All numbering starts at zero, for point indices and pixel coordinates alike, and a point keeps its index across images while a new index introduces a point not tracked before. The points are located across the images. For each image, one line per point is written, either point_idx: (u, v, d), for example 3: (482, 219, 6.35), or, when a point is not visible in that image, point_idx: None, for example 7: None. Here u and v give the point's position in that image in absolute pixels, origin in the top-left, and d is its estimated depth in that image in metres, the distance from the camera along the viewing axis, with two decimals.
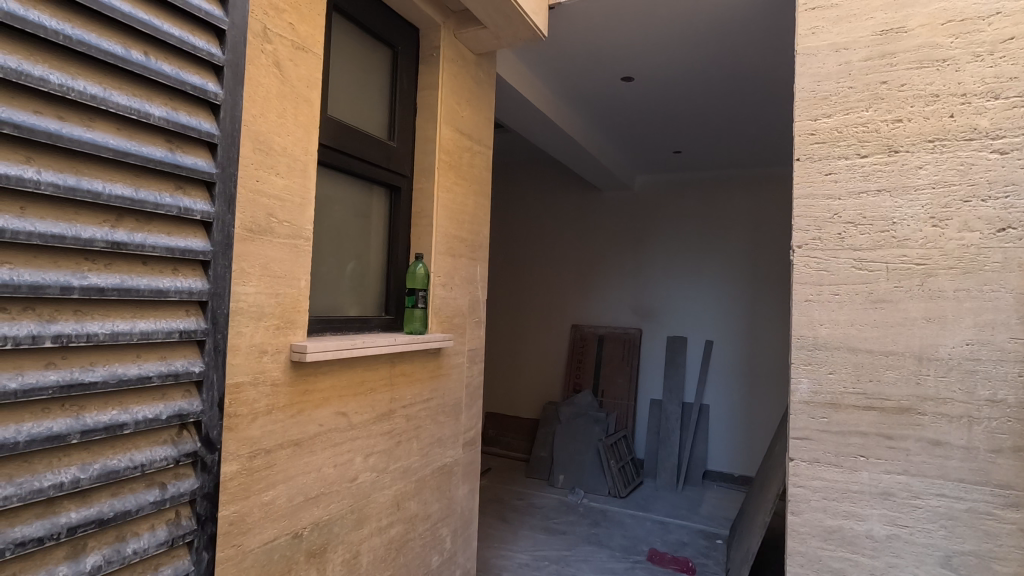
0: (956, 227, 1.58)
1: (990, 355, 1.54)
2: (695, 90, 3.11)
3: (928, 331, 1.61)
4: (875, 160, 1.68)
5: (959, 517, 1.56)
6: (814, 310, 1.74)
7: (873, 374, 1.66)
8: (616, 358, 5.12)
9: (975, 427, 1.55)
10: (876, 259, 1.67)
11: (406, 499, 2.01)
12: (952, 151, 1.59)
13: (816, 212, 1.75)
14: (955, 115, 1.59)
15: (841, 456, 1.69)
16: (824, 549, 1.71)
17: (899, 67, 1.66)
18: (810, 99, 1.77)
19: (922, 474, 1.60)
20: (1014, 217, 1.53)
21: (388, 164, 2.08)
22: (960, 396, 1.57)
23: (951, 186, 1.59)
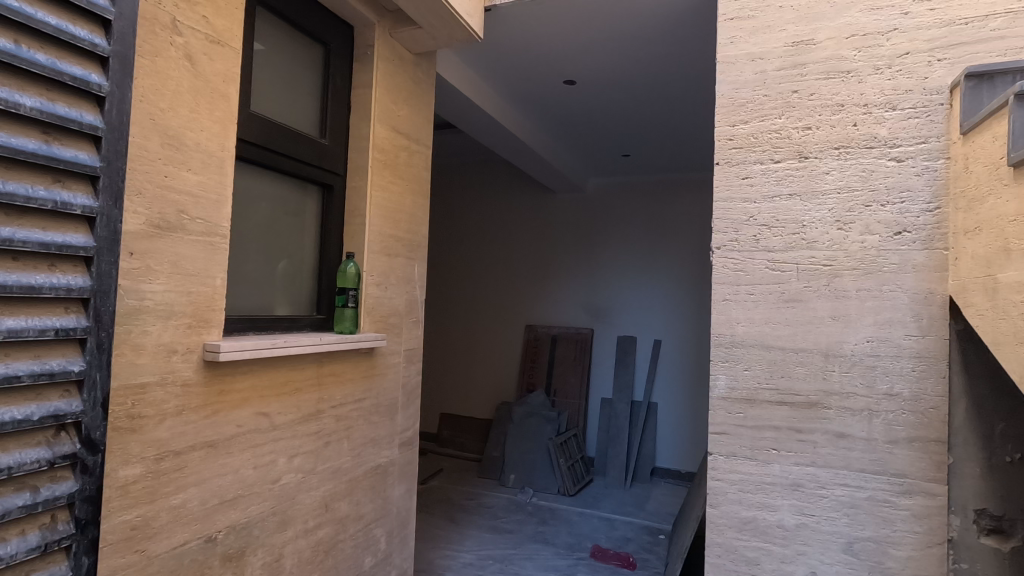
0: (859, 230, 1.67)
1: (888, 351, 1.64)
2: (636, 94, 3.18)
3: (834, 329, 1.69)
4: (787, 166, 1.75)
5: (860, 505, 1.65)
6: (731, 309, 1.80)
7: (785, 371, 1.74)
8: (569, 358, 5.18)
9: (875, 420, 1.64)
10: (788, 260, 1.74)
11: (335, 500, 1.99)
12: (855, 158, 1.68)
13: (734, 215, 1.81)
14: (858, 124, 1.68)
15: (756, 449, 1.76)
16: (739, 539, 1.77)
17: (809, 77, 1.74)
18: (729, 105, 1.84)
19: (828, 465, 1.68)
20: (909, 222, 1.62)
21: (319, 162, 2.05)
22: (862, 390, 1.66)
23: (855, 192, 1.68)
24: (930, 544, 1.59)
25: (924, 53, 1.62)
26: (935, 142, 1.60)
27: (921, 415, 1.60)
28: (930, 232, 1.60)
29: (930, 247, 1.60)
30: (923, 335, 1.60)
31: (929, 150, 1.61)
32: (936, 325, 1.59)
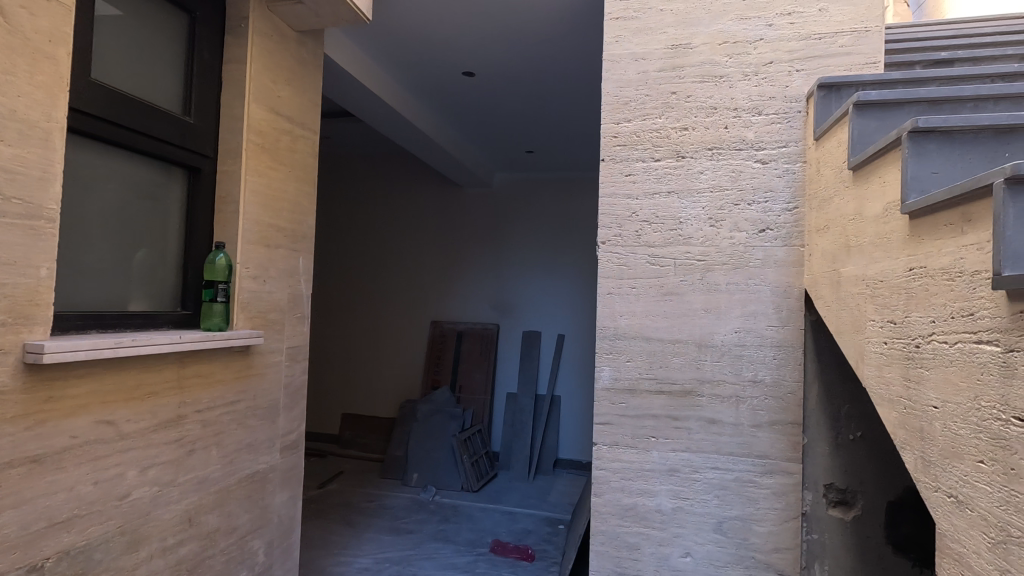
0: (729, 227, 1.77)
1: (753, 341, 1.75)
2: (536, 89, 3.20)
3: (706, 321, 1.78)
4: (666, 164, 1.82)
5: (729, 486, 1.75)
6: (614, 302, 1.85)
7: (663, 361, 1.81)
8: (475, 354, 5.16)
9: (742, 405, 1.75)
10: (667, 255, 1.81)
11: (202, 513, 1.82)
12: (725, 159, 1.78)
13: (617, 211, 1.86)
14: (729, 126, 1.78)
15: (637, 437, 1.82)
16: (621, 526, 1.83)
17: (686, 80, 1.82)
18: (614, 103, 1.88)
19: (701, 450, 1.77)
20: (772, 220, 1.74)
21: (183, 142, 1.86)
22: (731, 377, 1.76)
23: (725, 191, 1.77)
24: (787, 518, 1.72)
25: (785, 63, 1.74)
26: (793, 147, 1.73)
27: (780, 400, 1.73)
28: (789, 230, 1.72)
29: (789, 244, 1.72)
30: (783, 326, 1.73)
31: (789, 153, 1.73)
32: (794, 316, 1.72)
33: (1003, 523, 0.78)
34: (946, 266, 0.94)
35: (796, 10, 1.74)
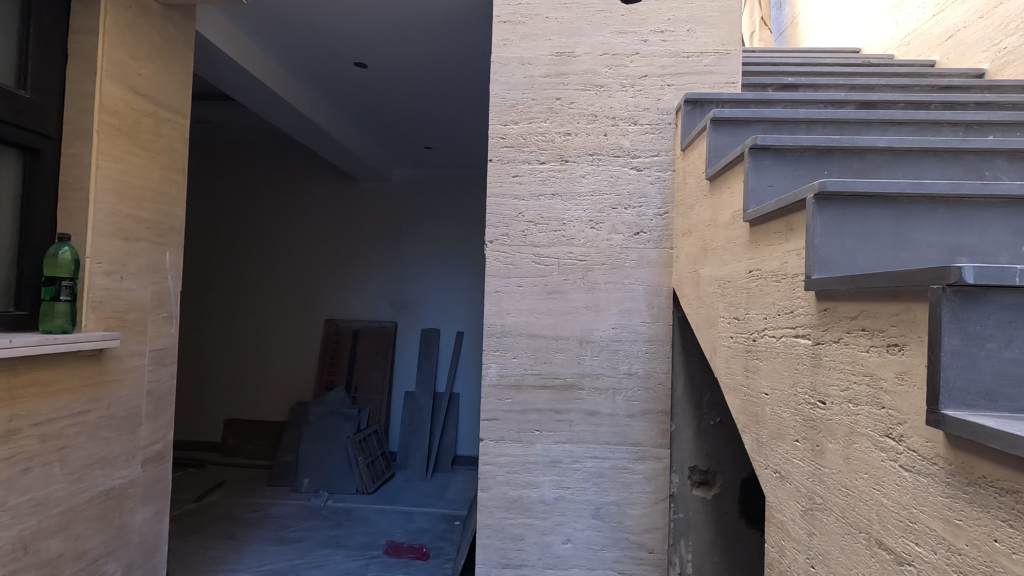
0: (607, 230, 1.87)
1: (628, 336, 1.86)
2: (431, 83, 3.17)
3: (586, 317, 1.87)
4: (551, 167, 1.89)
5: (606, 473, 1.86)
6: (501, 300, 1.90)
7: (547, 357, 1.88)
8: (371, 353, 5.02)
9: (618, 397, 1.86)
10: (551, 255, 1.88)
11: (41, 538, 1.62)
12: (605, 165, 1.88)
13: (504, 211, 1.90)
14: (608, 134, 1.88)
15: (522, 431, 1.88)
16: (506, 518, 1.88)
17: (569, 87, 1.89)
18: (501, 105, 1.91)
19: (581, 440, 1.87)
20: (645, 224, 1.86)
21: (18, 119, 1.63)
22: (608, 371, 1.87)
23: (604, 195, 1.88)
24: (657, 500, 1.85)
25: (657, 78, 1.87)
26: (664, 156, 1.86)
27: (651, 391, 1.86)
28: (660, 234, 1.86)
29: (660, 246, 1.86)
30: (654, 322, 1.86)
31: (661, 162, 1.86)
32: (663, 314, 1.85)
33: (811, 493, 0.90)
34: (774, 269, 1.07)
35: (668, 29, 1.87)
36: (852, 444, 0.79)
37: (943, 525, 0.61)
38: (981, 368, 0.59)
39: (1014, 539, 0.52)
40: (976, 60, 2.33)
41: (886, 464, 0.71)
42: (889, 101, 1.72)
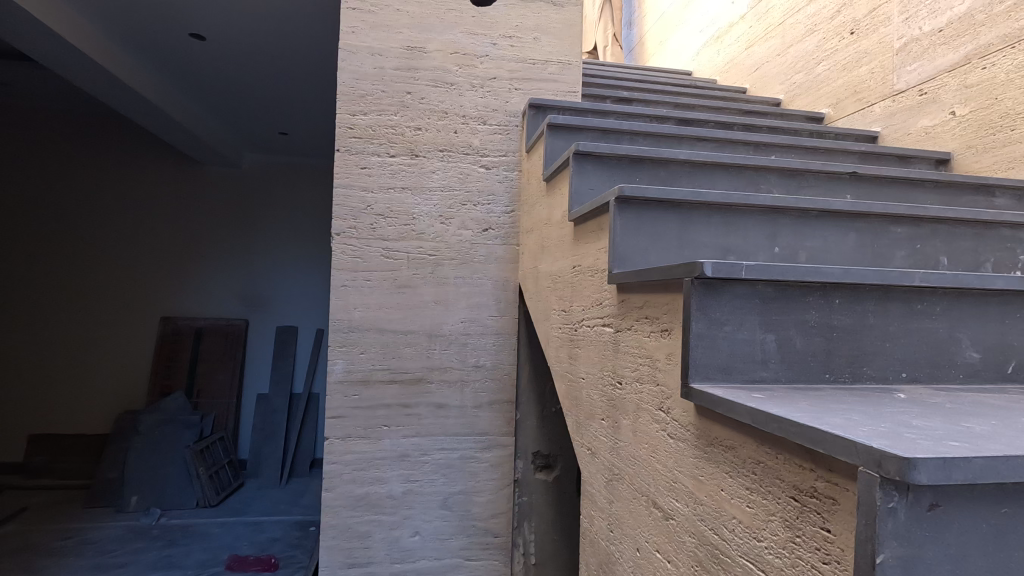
0: (457, 225, 1.91)
1: (476, 330, 1.92)
2: (281, 62, 2.98)
3: (436, 311, 1.90)
4: (401, 161, 1.88)
5: (454, 464, 1.91)
6: (348, 295, 1.85)
7: (396, 351, 1.87)
8: (217, 353, 4.60)
9: (466, 388, 1.92)
10: (400, 249, 1.88)
11: None
12: (454, 162, 1.91)
13: (352, 202, 1.85)
14: (458, 131, 1.92)
15: (369, 428, 1.86)
16: (352, 517, 1.85)
17: (420, 82, 1.90)
18: (349, 94, 1.86)
19: (429, 433, 1.89)
20: (493, 221, 1.93)
21: None
22: (456, 364, 1.91)
23: (454, 191, 1.91)
24: (502, 486, 1.94)
25: (505, 81, 1.94)
26: (511, 157, 1.94)
27: (498, 381, 1.93)
28: (507, 231, 1.94)
29: (507, 242, 1.94)
30: (501, 316, 1.93)
31: (508, 162, 1.94)
32: (510, 307, 1.94)
33: (612, 465, 1.00)
34: (590, 265, 1.17)
35: (516, 35, 1.95)
36: (639, 418, 0.89)
37: (692, 482, 0.72)
38: (719, 346, 0.71)
39: (733, 487, 0.63)
40: (775, 91, 2.74)
41: (659, 434, 0.82)
42: (702, 119, 1.96)
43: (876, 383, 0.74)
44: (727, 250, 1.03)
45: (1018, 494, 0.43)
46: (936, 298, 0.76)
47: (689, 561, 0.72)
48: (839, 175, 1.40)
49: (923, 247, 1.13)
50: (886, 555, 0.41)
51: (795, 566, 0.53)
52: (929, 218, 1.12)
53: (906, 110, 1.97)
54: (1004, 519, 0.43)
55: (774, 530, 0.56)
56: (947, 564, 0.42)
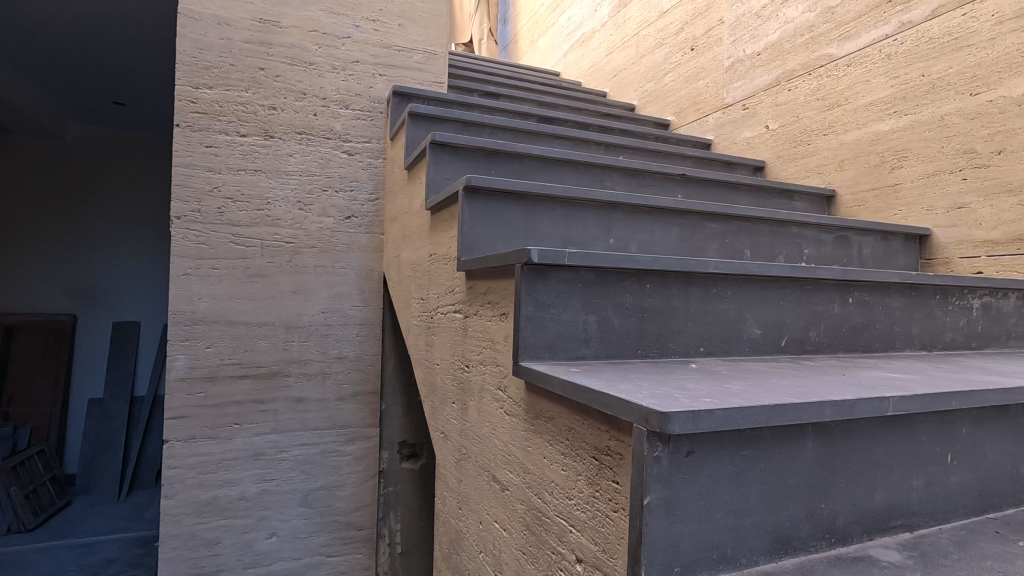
0: (316, 212, 1.84)
1: (338, 320, 1.87)
2: (110, 23, 2.64)
3: (294, 302, 1.81)
4: (252, 141, 1.76)
5: (314, 460, 1.85)
6: (192, 284, 1.70)
7: (248, 345, 1.76)
8: (34, 354, 3.95)
9: (327, 381, 1.86)
10: (253, 235, 1.76)
11: None
12: (314, 146, 1.83)
13: (196, 183, 1.70)
14: (317, 114, 1.83)
15: (217, 427, 1.73)
16: (198, 524, 1.73)
17: (274, 59, 1.78)
18: (190, 65, 1.69)
19: (287, 429, 1.81)
20: (356, 209, 1.88)
21: None
22: (317, 356, 1.84)
23: (313, 176, 1.83)
24: (367, 478, 1.91)
25: (369, 65, 1.89)
26: (376, 144, 1.90)
27: (361, 372, 1.90)
28: (371, 219, 1.90)
29: (371, 231, 1.90)
30: (365, 306, 1.90)
31: (372, 149, 1.90)
32: (374, 297, 1.91)
33: (461, 445, 1.04)
34: (444, 254, 1.20)
35: (379, 19, 1.90)
36: (482, 399, 0.94)
37: (523, 453, 0.78)
38: (546, 326, 0.77)
39: (553, 453, 0.69)
40: (630, 97, 2.97)
41: (498, 412, 0.87)
42: (561, 118, 2.08)
43: (679, 357, 0.85)
44: (568, 241, 1.12)
45: (754, 438, 0.52)
46: (728, 283, 0.88)
47: (519, 527, 0.78)
48: (672, 176, 1.57)
49: (732, 241, 1.30)
50: (652, 496, 0.48)
51: (594, 518, 0.59)
52: (737, 216, 1.29)
53: (732, 122, 2.25)
54: (744, 459, 0.52)
55: (581, 488, 0.62)
56: (700, 500, 0.50)
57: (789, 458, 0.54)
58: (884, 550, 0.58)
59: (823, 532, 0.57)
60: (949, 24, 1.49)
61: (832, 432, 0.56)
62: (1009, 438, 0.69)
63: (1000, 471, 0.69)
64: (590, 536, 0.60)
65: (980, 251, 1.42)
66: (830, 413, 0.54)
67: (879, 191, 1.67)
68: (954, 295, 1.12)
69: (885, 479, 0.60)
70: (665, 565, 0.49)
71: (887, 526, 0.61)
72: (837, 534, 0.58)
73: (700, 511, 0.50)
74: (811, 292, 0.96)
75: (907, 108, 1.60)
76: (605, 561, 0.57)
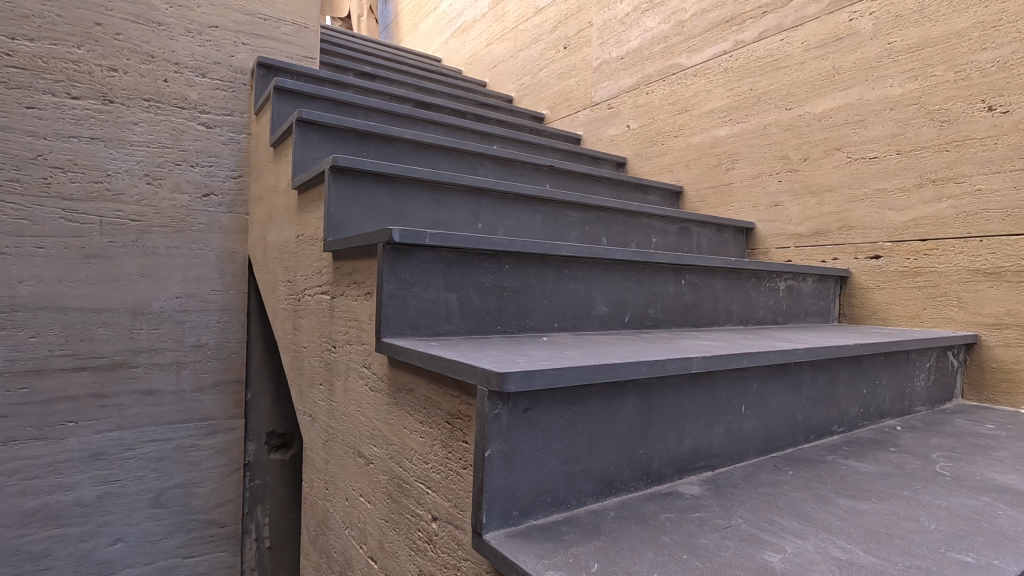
0: (168, 187, 1.68)
1: (195, 306, 1.74)
2: None
3: (141, 286, 1.65)
4: (87, 105, 1.57)
5: (168, 456, 1.71)
6: (10, 265, 1.49)
7: (84, 333, 1.58)
8: None
9: (183, 371, 1.72)
10: (89, 210, 1.57)
11: None
12: (164, 115, 1.67)
13: (14, 149, 1.48)
14: (169, 80, 1.67)
15: (45, 427, 1.54)
16: (22, 536, 1.54)
17: (114, 14, 1.58)
18: (4, 11, 1.46)
19: (134, 425, 1.65)
20: (216, 186, 1.75)
21: None
22: (170, 345, 1.70)
23: (164, 148, 1.67)
24: (230, 472, 1.81)
25: (230, 32, 1.75)
26: (238, 117, 1.78)
27: (223, 362, 1.79)
28: (233, 198, 1.78)
29: (233, 211, 1.78)
30: (227, 290, 1.78)
31: (234, 123, 1.77)
32: (237, 281, 1.80)
33: (328, 426, 1.04)
34: (311, 234, 1.18)
35: None
36: (349, 377, 0.95)
37: (386, 425, 0.81)
38: (408, 304, 0.80)
39: (412, 423, 0.73)
40: (508, 88, 3.06)
41: (363, 388, 0.89)
42: (439, 104, 2.10)
43: (535, 332, 0.92)
44: (437, 224, 1.15)
45: (584, 395, 0.60)
46: (580, 265, 0.98)
47: (383, 497, 0.81)
48: (540, 166, 1.66)
49: (591, 229, 1.42)
50: (493, 449, 0.54)
51: (447, 477, 0.64)
52: (595, 207, 1.41)
53: (599, 119, 2.42)
54: (574, 414, 0.60)
55: (436, 452, 0.67)
56: (536, 451, 0.57)
57: (613, 412, 0.63)
58: (689, 485, 0.69)
59: (641, 474, 0.67)
60: (771, 46, 1.74)
61: (649, 389, 0.66)
62: (789, 391, 0.85)
63: (782, 418, 0.85)
64: (444, 494, 0.65)
65: (790, 242, 1.69)
66: (645, 371, 0.63)
67: (717, 188, 1.90)
68: (765, 278, 1.33)
69: (692, 428, 0.72)
70: (504, 510, 0.55)
71: (694, 466, 0.73)
72: (654, 475, 0.68)
73: (535, 461, 0.57)
74: (651, 274, 1.09)
75: (739, 117, 1.83)
76: (457, 514, 0.62)
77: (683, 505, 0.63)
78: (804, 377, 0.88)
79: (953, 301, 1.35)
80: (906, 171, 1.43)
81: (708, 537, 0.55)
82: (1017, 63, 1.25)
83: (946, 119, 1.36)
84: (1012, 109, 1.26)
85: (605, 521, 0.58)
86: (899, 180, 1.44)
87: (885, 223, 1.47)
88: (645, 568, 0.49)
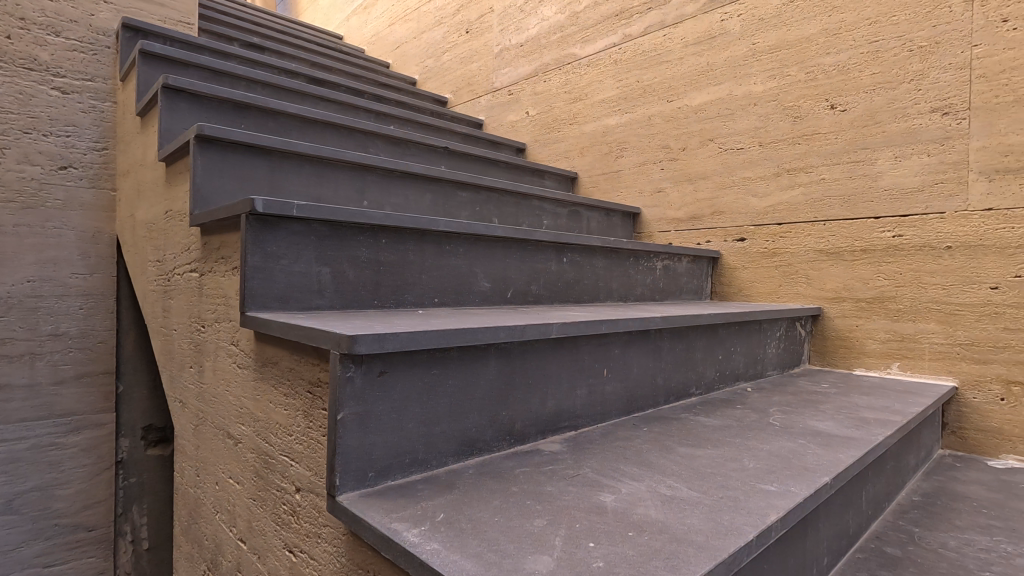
0: (14, 158, 1.49)
1: (52, 291, 1.57)
2: None
3: None
4: None
5: (21, 457, 1.54)
6: None
7: None
8: None
9: (38, 363, 1.55)
10: None
11: None
12: (7, 76, 1.47)
13: None
14: (12, 37, 1.48)
15: None
16: None
17: None
18: None
19: None
20: (75, 157, 1.59)
21: None
22: (22, 334, 1.52)
23: (7, 113, 1.47)
24: (99, 471, 1.68)
25: None
26: (101, 83, 1.61)
27: (88, 352, 1.63)
28: (96, 172, 1.62)
29: (96, 186, 1.63)
30: (90, 273, 1.63)
31: (96, 89, 1.60)
32: (103, 264, 1.65)
33: (198, 410, 0.99)
34: (179, 209, 1.10)
35: None
36: (217, 356, 0.91)
37: (253, 402, 0.78)
38: (275, 277, 0.78)
39: (277, 396, 0.71)
40: (411, 70, 3.01)
41: (231, 366, 0.85)
42: (333, 81, 2.03)
43: (413, 307, 0.93)
44: (318, 200, 1.12)
45: (443, 358, 0.62)
46: (460, 242, 0.99)
47: (251, 475, 0.78)
48: (435, 147, 1.66)
49: (481, 209, 1.45)
50: (346, 412, 0.55)
51: (309, 447, 0.64)
52: (485, 187, 1.44)
53: (500, 105, 2.45)
54: (434, 377, 0.62)
55: (299, 422, 0.66)
56: (393, 413, 0.59)
57: (475, 375, 0.66)
58: (550, 443, 0.74)
59: (503, 434, 0.70)
60: (655, 42, 1.85)
61: (511, 354, 0.70)
62: (649, 356, 0.93)
63: (643, 380, 0.92)
64: (306, 464, 0.64)
65: (670, 227, 1.81)
66: (503, 336, 0.66)
67: (608, 175, 2.00)
68: (643, 258, 1.42)
69: (555, 391, 0.77)
70: (359, 472, 0.56)
71: (557, 426, 0.77)
72: (517, 434, 0.72)
73: (392, 423, 0.59)
74: (532, 252, 1.13)
75: (627, 108, 1.93)
76: (317, 482, 0.62)
77: (540, 460, 0.67)
78: (664, 343, 0.96)
79: (801, 277, 1.51)
80: (766, 161, 1.58)
81: (554, 485, 0.59)
82: (853, 67, 1.42)
83: (798, 114, 1.51)
84: (849, 108, 1.42)
85: (462, 477, 0.61)
86: (760, 170, 1.59)
87: (749, 209, 1.61)
88: (488, 513, 0.52)
